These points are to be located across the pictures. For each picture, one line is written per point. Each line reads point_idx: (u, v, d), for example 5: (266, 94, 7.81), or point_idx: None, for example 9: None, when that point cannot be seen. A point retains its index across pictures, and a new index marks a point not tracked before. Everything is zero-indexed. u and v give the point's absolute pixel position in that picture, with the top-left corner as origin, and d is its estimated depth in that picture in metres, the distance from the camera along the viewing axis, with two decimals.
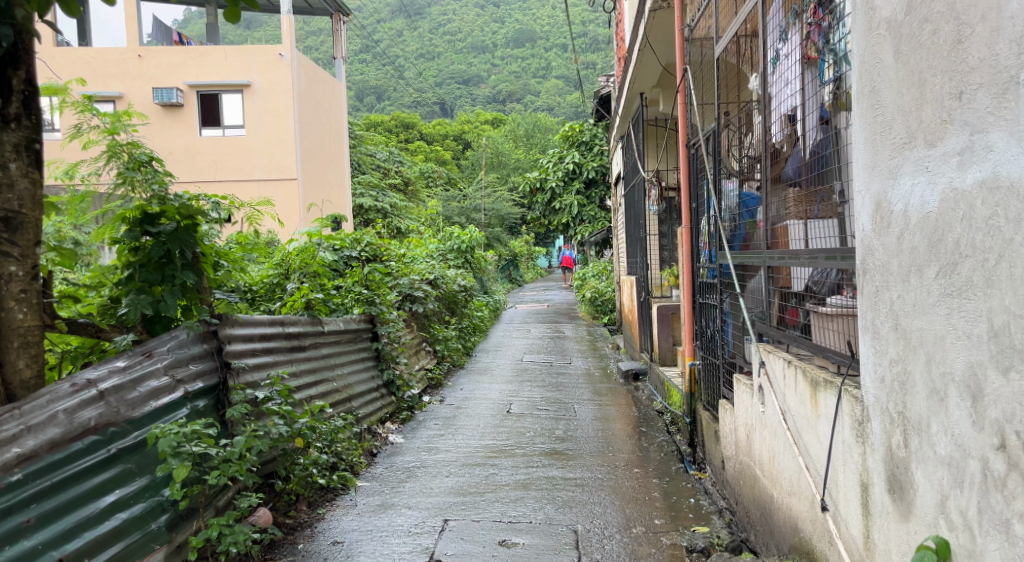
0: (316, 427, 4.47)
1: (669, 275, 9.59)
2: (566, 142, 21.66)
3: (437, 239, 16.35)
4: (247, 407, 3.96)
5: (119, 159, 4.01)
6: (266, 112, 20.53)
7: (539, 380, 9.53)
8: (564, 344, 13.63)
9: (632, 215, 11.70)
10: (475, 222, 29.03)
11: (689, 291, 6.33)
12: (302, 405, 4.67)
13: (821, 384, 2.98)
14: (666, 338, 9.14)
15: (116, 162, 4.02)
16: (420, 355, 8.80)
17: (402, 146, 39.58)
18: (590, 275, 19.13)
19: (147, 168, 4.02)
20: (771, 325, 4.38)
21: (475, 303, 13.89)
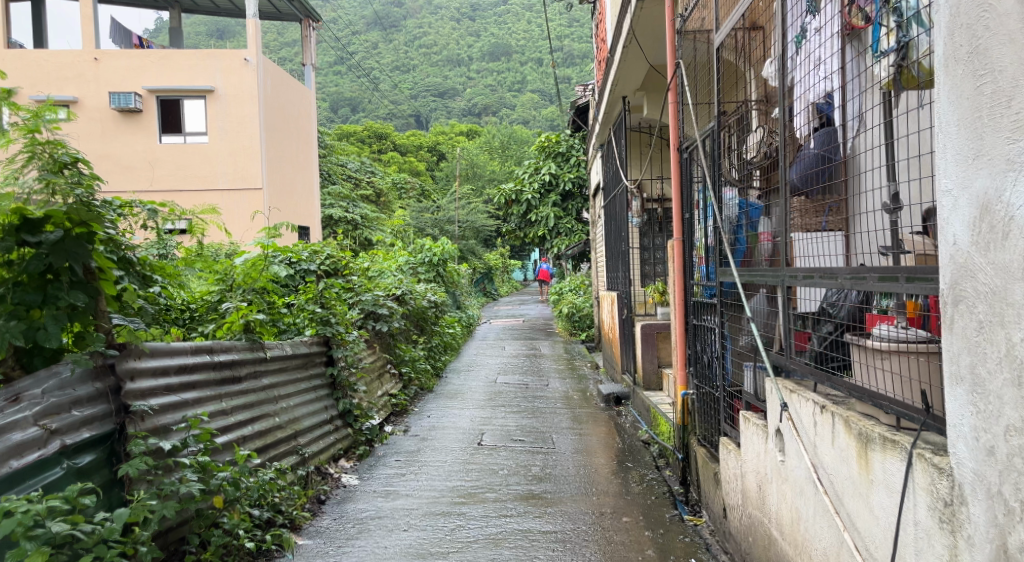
0: (242, 482, 3.77)
1: (653, 291, 8.97)
2: (543, 153, 21.06)
3: (407, 252, 15.65)
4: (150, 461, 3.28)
5: (38, 162, 3.34)
6: (230, 119, 19.79)
7: (513, 405, 8.85)
8: (540, 362, 12.97)
9: (612, 228, 11.09)
10: (449, 234, 28.34)
11: (682, 312, 5.72)
12: (226, 451, 3.98)
13: (876, 441, 2.43)
14: (650, 360, 8.52)
15: (35, 165, 3.34)
16: (383, 378, 8.09)
17: (375, 157, 38.86)
18: (567, 289, 18.51)
19: (72, 172, 3.37)
20: (789, 357, 3.83)
21: (446, 320, 13.20)
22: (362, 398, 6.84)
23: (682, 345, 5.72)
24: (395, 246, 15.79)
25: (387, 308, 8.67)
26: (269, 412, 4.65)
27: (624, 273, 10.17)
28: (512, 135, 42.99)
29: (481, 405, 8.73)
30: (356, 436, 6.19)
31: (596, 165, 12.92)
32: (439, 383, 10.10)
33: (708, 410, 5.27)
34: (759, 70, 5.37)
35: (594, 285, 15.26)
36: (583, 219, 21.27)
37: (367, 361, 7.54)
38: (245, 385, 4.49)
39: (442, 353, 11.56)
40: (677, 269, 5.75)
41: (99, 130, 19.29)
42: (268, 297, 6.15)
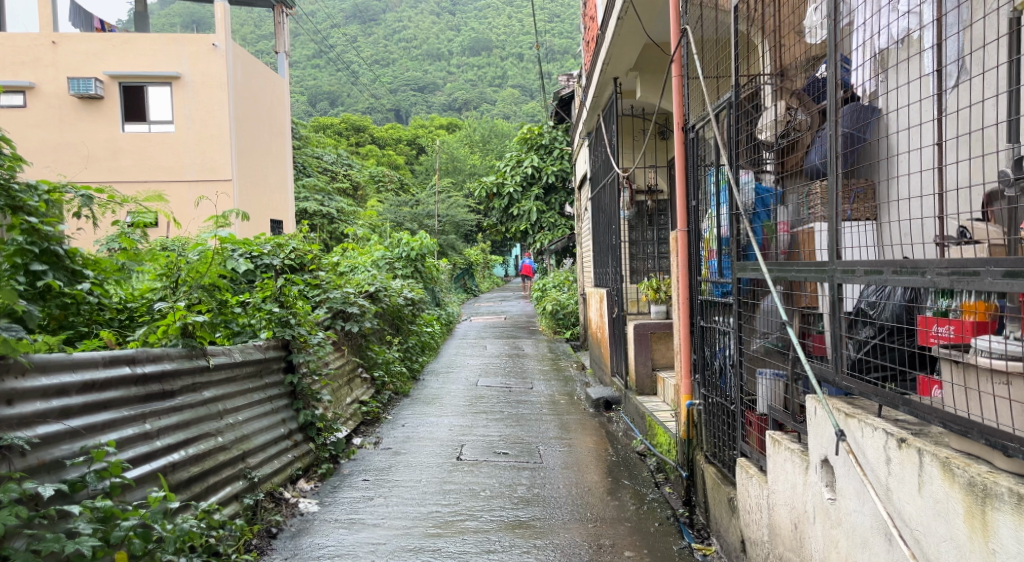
0: (154, 527, 3.12)
1: (646, 288, 8.35)
2: (525, 145, 20.41)
3: (384, 246, 14.98)
4: (23, 514, 2.63)
5: None
6: (198, 107, 19.02)
7: (495, 410, 8.22)
8: (523, 362, 12.34)
9: (601, 221, 10.45)
10: (429, 228, 27.64)
11: (685, 313, 5.09)
12: (138, 488, 3.30)
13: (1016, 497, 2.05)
14: (643, 362, 7.91)
15: None
16: (354, 384, 7.42)
17: (353, 150, 38.10)
18: (550, 285, 17.89)
19: None
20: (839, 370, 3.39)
21: (424, 318, 12.53)
22: (329, 408, 6.17)
23: (685, 349, 5.09)
24: (372, 240, 15.13)
25: (358, 308, 8.02)
26: (209, 431, 3.97)
27: (613, 269, 9.53)
28: (492, 129, 42.27)
29: (460, 412, 8.08)
30: (319, 451, 5.54)
31: (583, 155, 12.28)
32: (416, 387, 9.44)
33: (716, 424, 4.68)
34: (776, 37, 4.72)
35: (580, 281, 14.67)
36: (567, 214, 20.66)
37: (335, 365, 6.86)
38: (179, 400, 3.80)
39: (419, 354, 10.91)
40: (681, 264, 5.10)
41: (58, 117, 18.58)
42: (217, 296, 5.43)
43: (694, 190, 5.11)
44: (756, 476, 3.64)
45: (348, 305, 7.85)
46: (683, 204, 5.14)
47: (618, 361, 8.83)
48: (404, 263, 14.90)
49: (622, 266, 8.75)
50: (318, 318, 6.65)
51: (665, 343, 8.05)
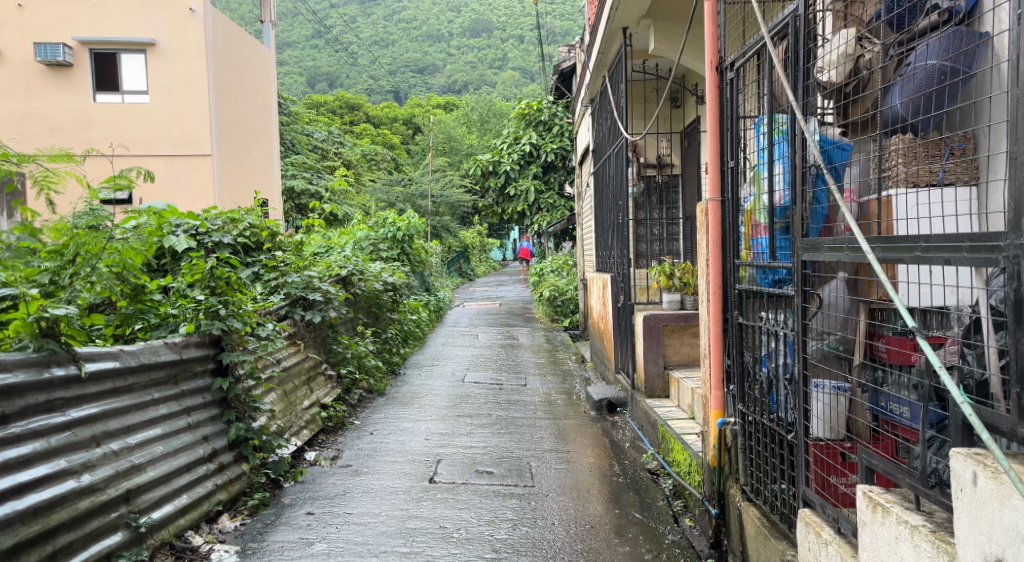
0: None
1: (657, 274, 7.18)
2: (523, 122, 19.24)
3: (368, 226, 13.89)
4: None
5: None
6: (174, 77, 17.84)
7: (480, 412, 7.14)
8: (517, 354, 11.29)
9: (604, 197, 9.33)
10: (422, 210, 26.41)
11: (717, 305, 4.00)
12: None
13: None
14: (653, 359, 6.86)
15: None
16: (313, 384, 6.34)
17: (347, 129, 36.80)
18: (547, 270, 16.69)
19: None
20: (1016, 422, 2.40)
21: (409, 304, 11.47)
22: (275, 418, 5.10)
23: (715, 351, 4.02)
24: (355, 219, 13.95)
25: (319, 292, 6.92)
26: (70, 468, 3.08)
27: (617, 251, 8.39)
28: (491, 108, 40.82)
29: (441, 415, 7.00)
30: (256, 475, 4.45)
31: (585, 124, 11.08)
32: (395, 384, 8.36)
33: (760, 451, 3.66)
34: None
35: (580, 266, 13.51)
36: (567, 194, 19.47)
37: (285, 364, 5.78)
38: (17, 430, 2.91)
39: (399, 345, 9.79)
40: (715, 244, 4.00)
41: (25, 86, 17.45)
42: (128, 281, 4.34)
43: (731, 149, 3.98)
44: (836, 543, 2.93)
45: (305, 290, 6.74)
46: (717, 167, 4.02)
47: (623, 357, 7.78)
48: (389, 245, 13.73)
49: (628, 245, 7.62)
50: (264, 312, 5.50)
51: (677, 336, 6.99)
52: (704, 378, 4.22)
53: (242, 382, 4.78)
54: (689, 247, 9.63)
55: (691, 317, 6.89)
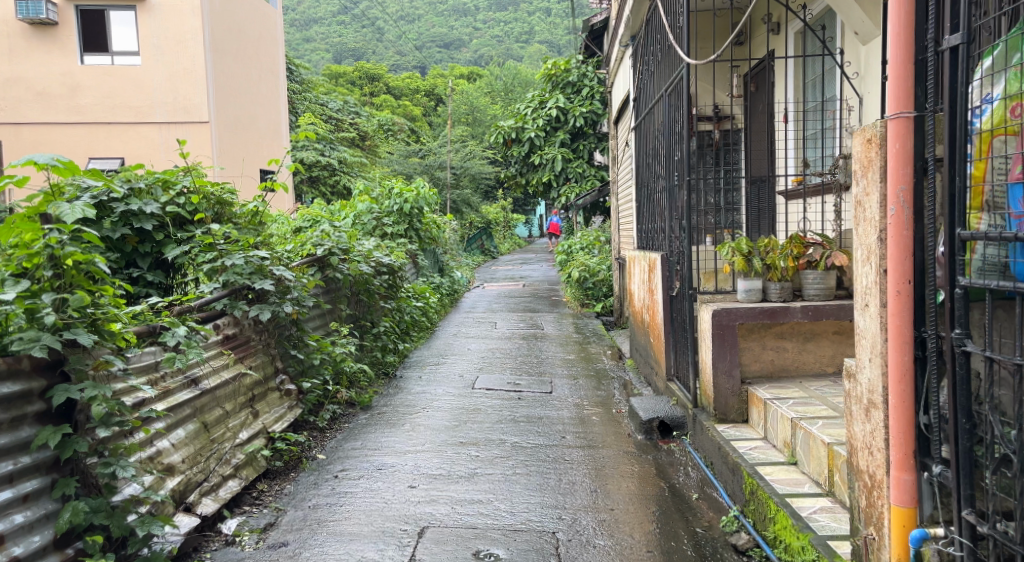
0: None
1: (728, 254, 5.37)
2: (549, 84, 17.36)
3: (372, 197, 12.14)
4: None
5: None
6: (167, 36, 16.05)
7: (491, 438, 5.41)
8: (540, 348, 9.55)
9: (652, 158, 7.51)
10: (441, 182, 24.59)
11: (903, 311, 2.71)
12: None
13: None
14: (726, 371, 5.10)
15: None
16: (261, 408, 4.63)
17: (365, 99, 34.96)
18: (575, 248, 14.82)
19: None
20: None
21: (413, 289, 9.73)
22: (175, 474, 3.43)
23: (895, 391, 2.71)
24: (357, 189, 12.16)
25: (275, 277, 5.14)
26: None
27: (671, 221, 6.51)
28: (515, 77, 38.70)
29: (437, 443, 5.27)
30: None
31: (625, 70, 9.19)
32: (387, 394, 6.62)
33: None
34: None
35: (615, 243, 11.68)
36: (597, 163, 17.57)
37: (211, 385, 4.09)
38: None
39: (397, 342, 8.03)
40: (904, 206, 2.69)
41: (6, 47, 15.82)
42: None
43: (937, 45, 2.61)
44: None
45: (253, 277, 4.95)
46: (907, 71, 2.68)
47: (682, 363, 6.15)
48: (394, 219, 11.93)
49: (692, 212, 5.77)
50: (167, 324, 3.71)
51: (757, 338, 5.25)
52: (853, 453, 3.00)
53: (113, 437, 3.10)
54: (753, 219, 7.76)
55: (778, 313, 5.09)
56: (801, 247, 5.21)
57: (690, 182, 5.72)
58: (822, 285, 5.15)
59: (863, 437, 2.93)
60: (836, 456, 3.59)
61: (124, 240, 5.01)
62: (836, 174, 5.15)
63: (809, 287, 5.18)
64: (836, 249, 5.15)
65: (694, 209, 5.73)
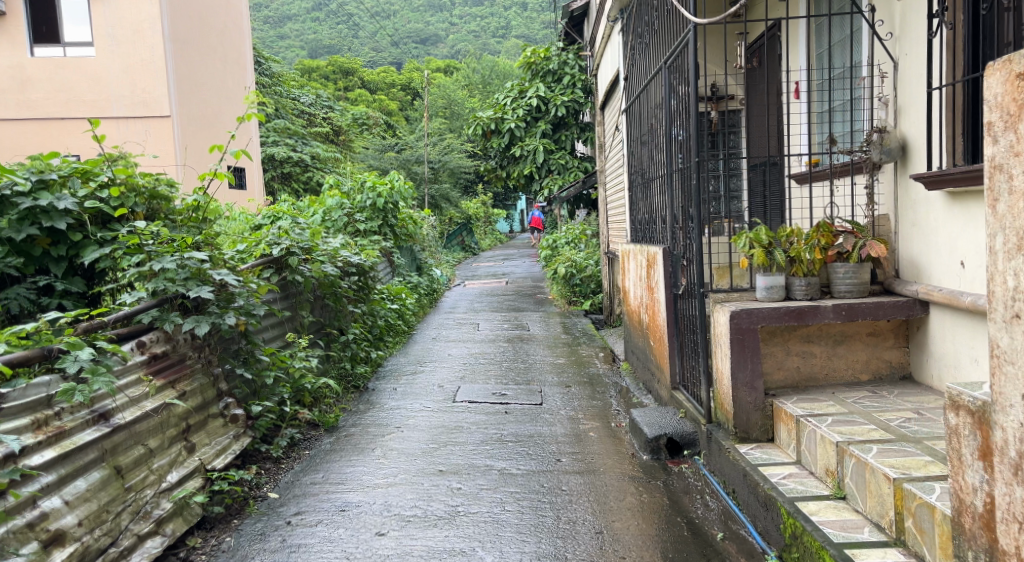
0: None
1: (746, 246, 4.66)
2: (528, 72, 16.61)
3: (343, 192, 11.36)
4: None
5: None
6: (122, 25, 15.06)
7: (474, 465, 4.68)
8: (527, 351, 8.84)
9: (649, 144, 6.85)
10: (419, 177, 23.78)
11: None
12: None
13: None
14: (748, 384, 4.36)
15: None
16: (197, 441, 3.83)
17: (340, 93, 34.03)
18: (561, 242, 14.09)
19: None
20: None
21: (387, 290, 8.98)
22: (64, 546, 2.79)
23: None
24: (326, 183, 11.35)
25: (216, 282, 4.33)
26: None
27: (674, 210, 5.79)
28: (493, 70, 37.98)
29: (412, 473, 4.53)
30: None
31: (613, 48, 8.50)
32: (357, 413, 5.86)
33: None
34: None
35: (602, 237, 10.97)
36: (580, 155, 16.83)
37: (127, 420, 3.28)
38: None
39: (368, 351, 7.25)
40: None
41: None
42: None
43: None
44: None
45: (188, 284, 4.13)
46: None
47: (692, 369, 5.50)
48: (367, 215, 11.14)
49: (703, 199, 5.05)
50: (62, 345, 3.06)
51: (781, 342, 4.54)
52: (961, 505, 2.63)
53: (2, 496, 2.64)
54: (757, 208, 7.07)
55: (806, 314, 4.37)
56: (830, 237, 4.56)
57: (699, 165, 5.00)
58: (854, 280, 4.46)
59: (982, 492, 2.53)
60: (906, 496, 2.92)
61: (33, 242, 4.25)
62: (870, 150, 4.44)
63: (839, 283, 4.48)
64: (869, 237, 4.50)
65: (705, 196, 5.01)
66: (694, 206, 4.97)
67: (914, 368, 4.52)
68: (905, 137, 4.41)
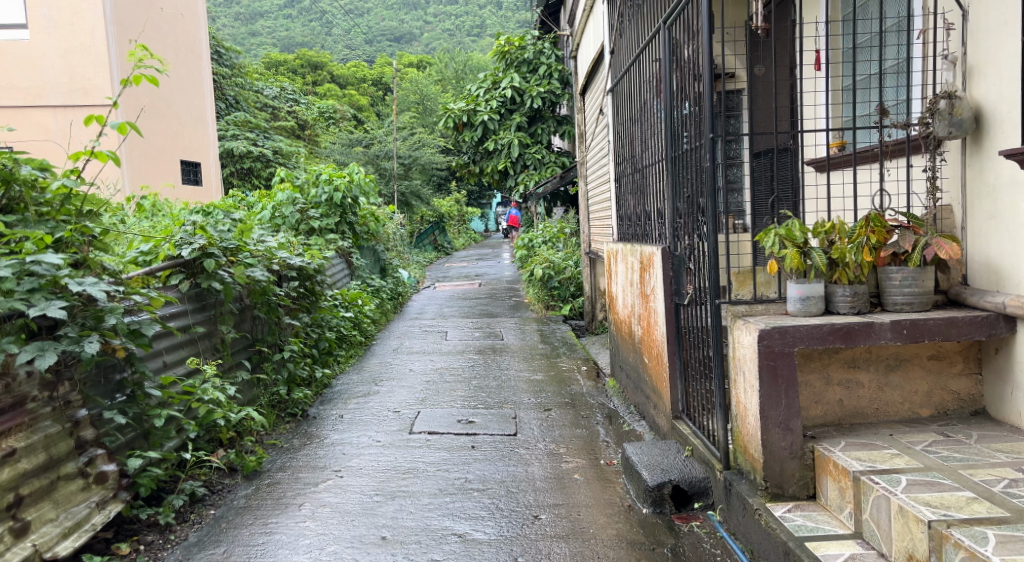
0: None
1: (777, 246, 3.63)
2: (502, 62, 15.58)
3: (296, 186, 10.27)
4: None
5: None
6: (61, 6, 13.46)
7: (425, 529, 3.68)
8: (500, 365, 7.82)
9: (645, 129, 5.86)
10: (388, 174, 22.68)
11: None
12: None
13: None
14: (781, 424, 3.36)
15: None
16: (36, 518, 2.95)
17: (308, 87, 32.76)
18: (537, 241, 13.08)
19: None
20: None
21: (341, 295, 7.92)
22: None
23: None
24: (277, 176, 10.24)
25: (76, 295, 3.26)
26: None
27: (677, 200, 4.79)
28: (467, 65, 36.96)
29: (345, 543, 3.52)
30: None
31: (597, 20, 7.48)
32: (290, 450, 4.81)
33: None
34: None
35: (582, 237, 9.97)
36: (557, 149, 15.80)
37: None
38: None
39: (310, 369, 6.18)
40: None
41: None
42: None
43: None
44: None
45: (31, 299, 3.07)
46: None
47: (699, 397, 4.51)
48: (323, 211, 10.05)
49: (726, 184, 4.01)
50: None
51: (820, 369, 3.55)
52: None
53: None
54: (760, 202, 6.09)
55: (856, 334, 3.36)
56: (883, 234, 3.52)
57: (713, 143, 3.97)
58: (915, 288, 3.47)
59: None
60: None
61: None
62: (935, 123, 3.43)
63: (893, 293, 3.49)
64: (934, 234, 3.47)
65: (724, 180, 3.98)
66: (708, 193, 3.93)
67: (990, 402, 3.53)
68: (980, 104, 3.40)
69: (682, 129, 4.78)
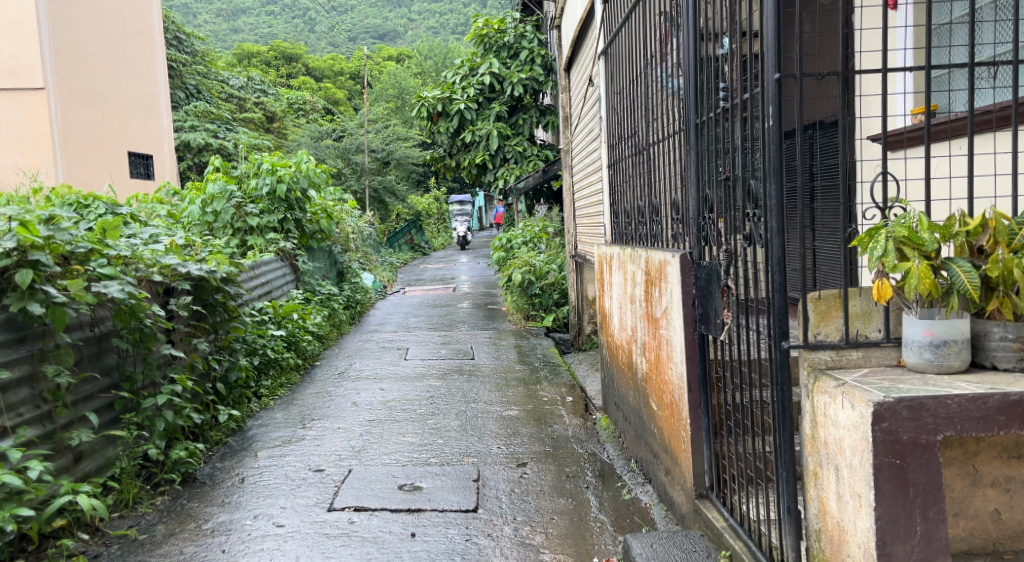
0: None
1: (896, 256, 2.16)
2: (479, 47, 14.08)
3: (234, 176, 8.75)
4: None
5: None
6: None
7: None
8: (467, 394, 6.36)
9: (652, 95, 4.39)
10: (360, 168, 21.18)
11: None
12: None
13: None
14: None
15: None
16: None
17: (280, 79, 31.12)
18: (517, 242, 11.62)
19: None
20: None
21: (270, 308, 6.44)
22: None
23: None
24: (211, 164, 8.73)
25: None
26: None
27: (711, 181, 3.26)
28: (447, 57, 35.54)
29: None
30: None
31: None
32: (141, 548, 3.34)
33: None
34: None
35: (568, 239, 8.49)
36: (541, 142, 14.29)
37: None
38: None
39: (205, 413, 4.68)
40: None
41: None
42: None
43: None
44: None
45: None
46: None
47: (739, 473, 3.07)
48: (264, 206, 8.53)
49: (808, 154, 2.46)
50: None
51: None
52: None
53: None
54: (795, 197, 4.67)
55: None
56: None
57: (779, 81, 2.38)
58: None
59: None
60: None
61: None
62: None
63: None
64: None
65: (800, 143, 2.41)
66: (769, 166, 2.39)
67: None
68: None
69: (718, 73, 3.20)
